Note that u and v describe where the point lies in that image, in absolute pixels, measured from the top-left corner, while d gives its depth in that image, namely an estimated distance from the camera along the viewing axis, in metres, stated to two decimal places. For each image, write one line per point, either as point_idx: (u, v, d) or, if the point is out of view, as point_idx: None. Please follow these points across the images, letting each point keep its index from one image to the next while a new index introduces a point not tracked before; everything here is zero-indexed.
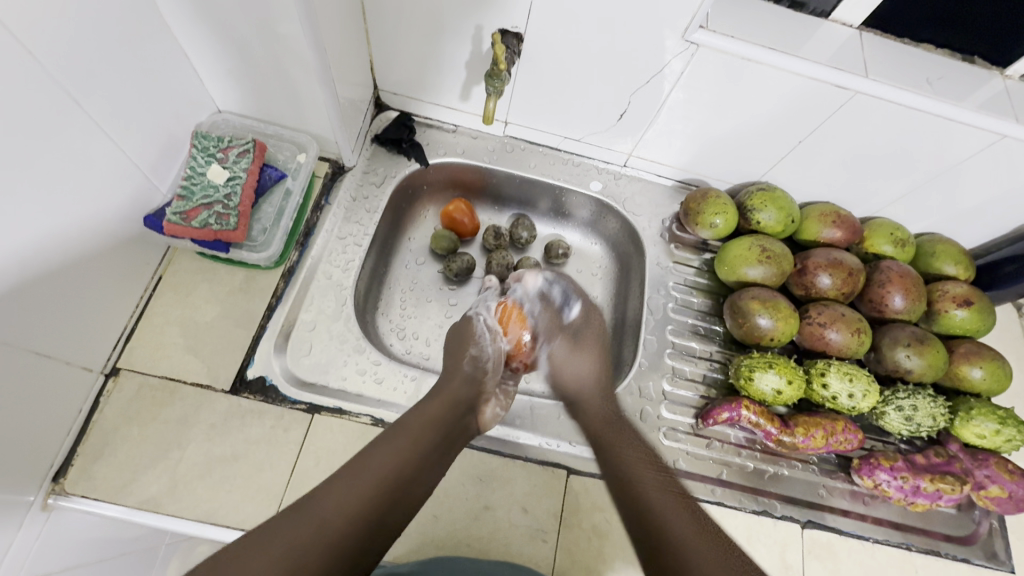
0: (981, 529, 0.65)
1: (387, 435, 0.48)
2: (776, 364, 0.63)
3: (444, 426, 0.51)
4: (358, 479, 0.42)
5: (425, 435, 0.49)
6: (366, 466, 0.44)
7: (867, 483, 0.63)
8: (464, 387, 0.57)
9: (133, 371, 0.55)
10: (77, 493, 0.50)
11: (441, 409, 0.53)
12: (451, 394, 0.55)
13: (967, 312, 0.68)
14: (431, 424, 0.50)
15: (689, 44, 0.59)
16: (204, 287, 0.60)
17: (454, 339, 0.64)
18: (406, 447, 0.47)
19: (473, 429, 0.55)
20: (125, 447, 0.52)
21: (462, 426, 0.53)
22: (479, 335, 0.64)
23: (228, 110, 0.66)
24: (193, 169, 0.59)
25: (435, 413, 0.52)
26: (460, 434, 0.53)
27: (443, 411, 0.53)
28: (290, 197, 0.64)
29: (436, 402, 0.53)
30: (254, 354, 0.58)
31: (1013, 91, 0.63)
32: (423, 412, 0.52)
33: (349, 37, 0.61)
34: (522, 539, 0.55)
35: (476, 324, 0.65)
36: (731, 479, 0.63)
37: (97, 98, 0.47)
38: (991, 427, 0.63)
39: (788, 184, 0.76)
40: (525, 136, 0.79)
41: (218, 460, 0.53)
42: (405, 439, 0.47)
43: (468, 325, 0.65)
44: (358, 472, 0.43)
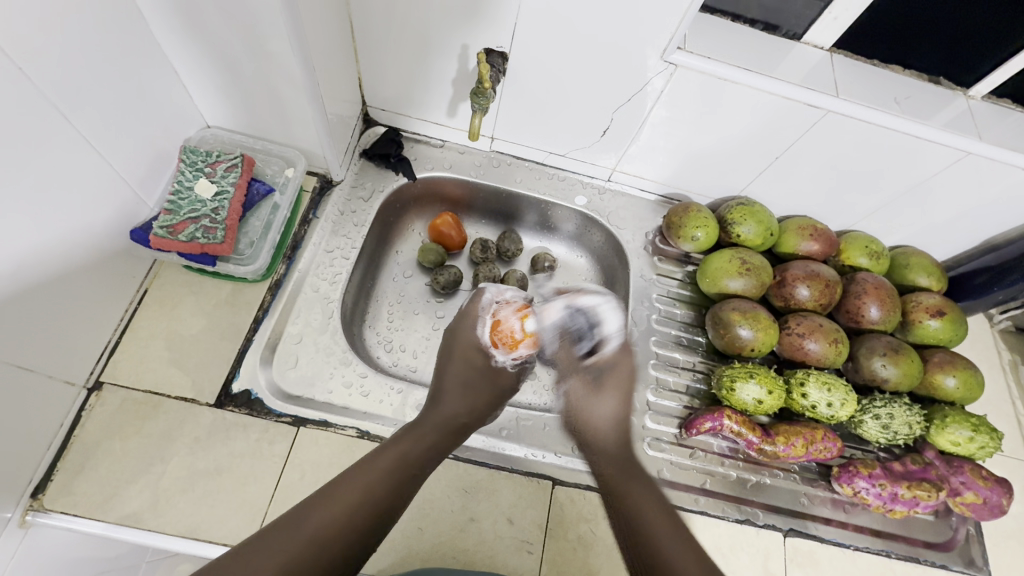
0: (959, 536, 0.66)
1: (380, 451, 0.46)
2: (757, 374, 0.64)
3: (434, 450, 0.48)
4: None
5: (413, 451, 0.47)
6: None
7: (846, 491, 0.64)
8: (456, 407, 0.53)
9: (117, 385, 0.55)
10: (56, 509, 0.49)
11: (432, 430, 0.50)
12: (443, 416, 0.52)
13: (941, 323, 0.70)
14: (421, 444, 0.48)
15: (668, 64, 0.61)
16: (190, 300, 0.60)
17: (458, 357, 0.57)
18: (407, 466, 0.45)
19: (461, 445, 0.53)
20: (107, 461, 0.52)
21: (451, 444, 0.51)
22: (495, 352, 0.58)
23: (217, 125, 0.67)
24: (180, 183, 0.60)
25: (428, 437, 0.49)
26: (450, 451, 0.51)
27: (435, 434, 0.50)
28: (277, 211, 0.65)
29: (427, 424, 0.50)
30: (240, 367, 0.58)
31: (976, 110, 0.66)
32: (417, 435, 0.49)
33: (338, 54, 0.62)
34: (508, 551, 0.55)
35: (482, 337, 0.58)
36: (715, 488, 0.63)
37: (86, 115, 0.48)
38: (965, 434, 0.64)
39: (766, 198, 0.78)
40: (512, 152, 0.80)
41: (202, 474, 0.53)
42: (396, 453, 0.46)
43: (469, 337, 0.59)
44: (348, 481, 0.42)
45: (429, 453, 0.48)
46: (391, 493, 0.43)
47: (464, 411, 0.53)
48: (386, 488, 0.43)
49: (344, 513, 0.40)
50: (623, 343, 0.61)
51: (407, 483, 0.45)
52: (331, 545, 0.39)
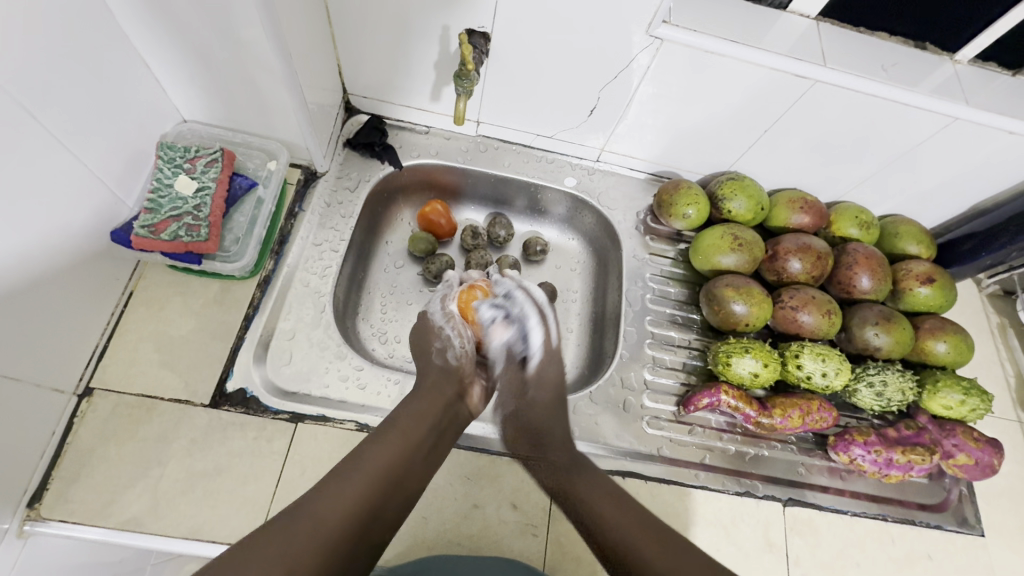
0: (952, 497, 0.67)
1: (377, 432, 0.48)
2: (752, 348, 0.65)
3: (434, 421, 0.51)
4: (354, 478, 0.43)
5: (411, 430, 0.49)
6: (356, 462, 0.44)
7: (843, 459, 0.64)
8: (445, 379, 0.56)
9: (107, 391, 0.54)
10: (54, 518, 0.49)
11: (430, 402, 0.52)
12: (435, 388, 0.54)
13: (930, 290, 0.71)
14: (419, 418, 0.50)
15: (654, 39, 0.60)
16: (177, 300, 0.59)
17: (419, 337, 0.61)
18: (398, 442, 0.47)
19: (463, 416, 0.55)
20: (104, 467, 0.51)
21: (450, 414, 0.53)
22: (439, 328, 0.61)
23: (193, 119, 0.64)
24: (159, 180, 0.58)
25: (422, 406, 0.52)
26: (451, 425, 0.53)
27: (430, 405, 0.52)
28: (262, 205, 0.63)
29: (422, 396, 0.53)
30: (233, 366, 0.57)
31: (963, 76, 0.66)
32: (409, 407, 0.51)
33: (315, 41, 0.61)
34: (513, 535, 0.55)
35: (434, 317, 0.61)
36: (714, 463, 0.64)
37: (56, 115, 0.46)
38: (957, 398, 0.65)
39: (755, 173, 0.78)
40: (497, 136, 0.79)
41: (201, 475, 0.52)
42: (394, 432, 0.48)
43: (427, 320, 0.62)
44: (354, 466, 0.44)
45: (430, 433, 0.50)
46: (390, 473, 0.44)
47: (457, 383, 0.56)
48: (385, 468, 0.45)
49: (345, 507, 0.41)
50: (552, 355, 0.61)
51: (411, 456, 0.47)
52: (339, 530, 0.39)
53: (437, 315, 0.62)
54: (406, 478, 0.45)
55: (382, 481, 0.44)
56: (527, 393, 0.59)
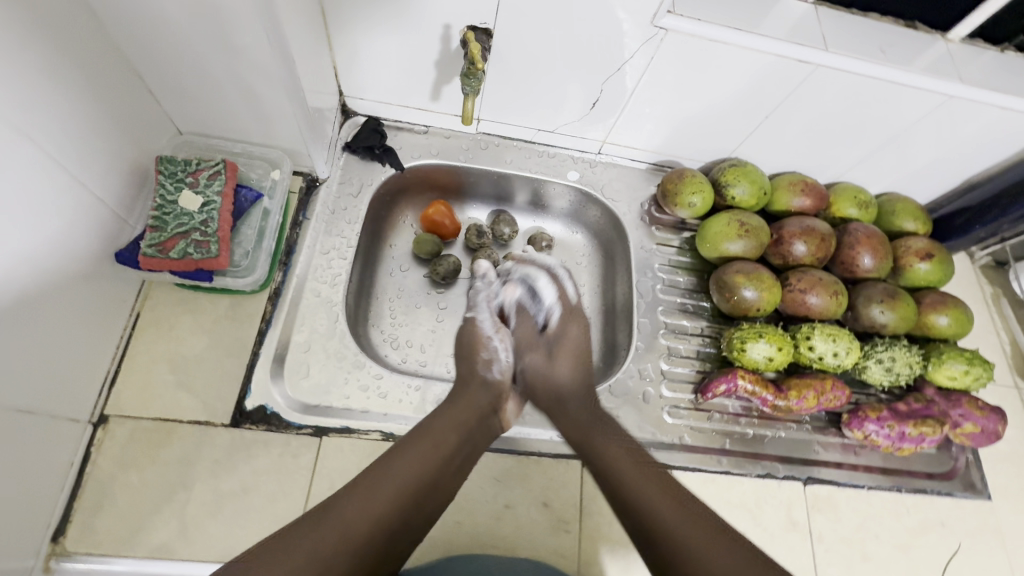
0: (959, 464, 0.70)
1: (412, 437, 0.50)
2: (766, 333, 0.66)
3: (468, 433, 0.52)
4: (384, 487, 0.45)
5: (448, 440, 0.50)
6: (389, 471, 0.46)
7: (857, 435, 0.66)
8: (485, 389, 0.58)
9: (123, 417, 0.52)
10: (80, 551, 0.47)
11: (465, 413, 0.54)
12: (473, 398, 0.56)
13: (930, 265, 0.74)
14: (455, 428, 0.52)
15: (658, 29, 0.59)
16: (187, 318, 0.57)
17: (463, 347, 0.62)
18: (432, 455, 0.48)
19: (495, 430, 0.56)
20: (127, 496, 0.50)
21: (485, 427, 0.55)
22: (486, 338, 0.62)
23: (189, 131, 0.62)
24: (162, 197, 0.55)
25: (460, 415, 0.53)
26: (483, 438, 0.54)
27: (467, 415, 0.54)
28: (269, 217, 0.62)
29: (461, 405, 0.54)
30: (250, 383, 0.56)
31: (955, 53, 0.67)
32: (448, 416, 0.53)
33: (311, 44, 0.59)
34: (546, 533, 0.55)
35: (482, 326, 0.63)
36: (734, 448, 0.65)
37: (50, 135, 0.44)
38: (961, 368, 0.67)
39: (756, 158, 0.78)
40: (498, 132, 0.78)
41: (227, 496, 0.51)
42: (430, 443, 0.49)
43: (473, 328, 0.63)
44: (382, 474, 0.46)
45: (462, 445, 0.51)
46: (419, 485, 0.46)
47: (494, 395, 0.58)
48: (416, 481, 0.46)
49: (374, 516, 0.43)
50: (569, 316, 0.64)
51: (440, 471, 0.48)
52: (366, 540, 0.42)
53: (483, 324, 0.63)
54: (431, 492, 0.47)
55: (412, 494, 0.46)
56: (554, 358, 0.61)
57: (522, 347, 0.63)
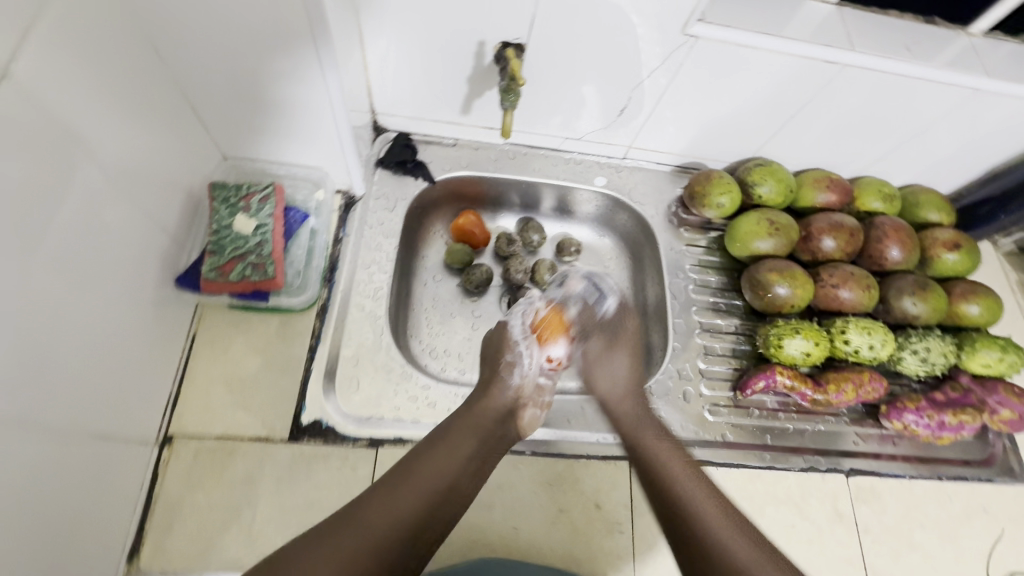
0: (997, 450, 0.70)
1: (432, 441, 0.50)
2: (802, 329, 0.67)
3: (488, 438, 0.53)
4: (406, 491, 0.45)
5: (466, 444, 0.51)
6: (409, 475, 0.46)
7: (896, 426, 0.67)
8: (506, 394, 0.58)
9: (186, 437, 0.54)
10: (154, 570, 0.49)
11: (484, 418, 0.54)
12: (495, 401, 0.56)
13: (958, 255, 0.75)
14: (473, 430, 0.52)
15: (689, 37, 0.61)
16: (241, 338, 0.59)
17: (490, 349, 0.64)
18: (448, 458, 0.49)
19: (517, 434, 0.57)
20: (195, 514, 0.51)
21: (504, 432, 0.55)
22: (514, 342, 0.63)
23: (233, 155, 0.63)
24: (217, 222, 0.57)
25: (476, 419, 0.54)
26: (501, 443, 0.55)
27: (483, 419, 0.54)
28: (316, 236, 0.66)
29: (477, 408, 0.55)
30: (305, 399, 0.57)
31: (978, 47, 0.68)
32: (466, 419, 0.53)
33: (350, 67, 0.60)
34: (600, 535, 0.57)
35: (513, 330, 0.64)
36: (775, 443, 0.66)
37: (116, 168, 0.46)
38: (995, 356, 0.68)
39: (780, 156, 0.79)
40: (525, 142, 0.79)
41: (291, 511, 0.52)
42: (445, 445, 0.50)
43: (503, 332, 0.64)
44: (404, 475, 0.46)
45: (480, 448, 0.52)
46: (439, 485, 0.46)
47: (515, 399, 0.58)
48: (433, 482, 0.46)
49: (393, 515, 0.43)
50: (616, 341, 0.66)
51: (459, 474, 0.48)
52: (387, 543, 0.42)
53: (515, 328, 0.64)
54: (451, 492, 0.47)
55: (430, 497, 0.45)
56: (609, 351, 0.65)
57: (587, 330, 0.67)
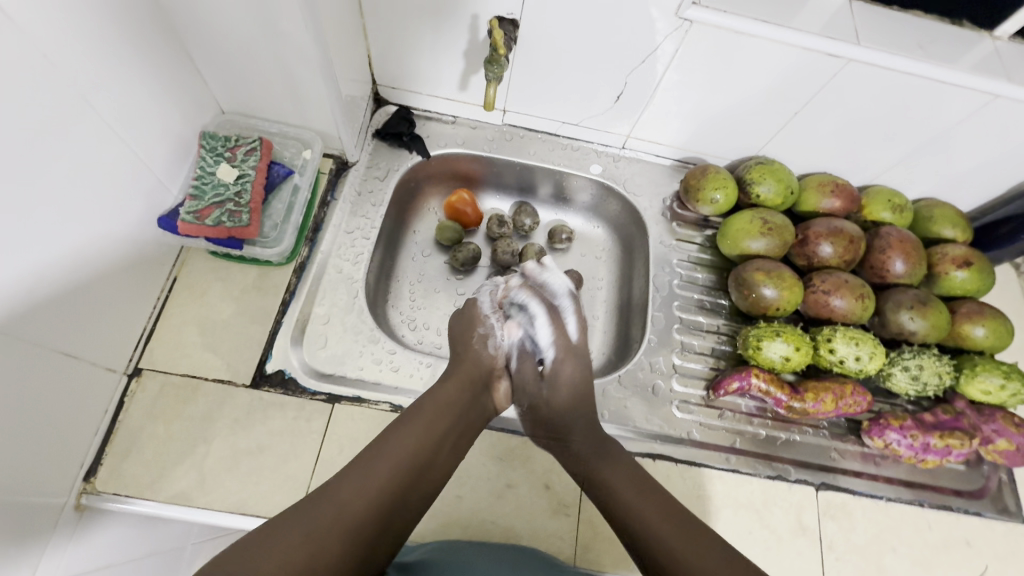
0: (991, 484, 0.66)
1: (407, 416, 0.51)
2: (783, 332, 0.64)
3: (459, 411, 0.54)
4: (381, 471, 0.46)
5: (439, 420, 0.52)
6: (380, 452, 0.47)
7: (877, 443, 0.64)
8: (479, 369, 0.59)
9: (155, 371, 0.56)
10: (108, 491, 0.51)
11: (456, 392, 0.55)
12: (467, 376, 0.57)
13: (967, 273, 0.70)
14: (448, 406, 0.53)
15: (683, 21, 0.59)
16: (218, 285, 0.61)
17: (459, 323, 0.63)
18: (423, 433, 0.50)
19: (491, 409, 0.58)
20: (153, 444, 0.53)
21: (479, 405, 0.56)
22: (484, 317, 0.62)
23: (231, 110, 0.66)
24: (202, 169, 0.60)
25: (453, 395, 0.54)
26: (477, 416, 0.56)
27: (459, 394, 0.55)
28: (298, 192, 0.65)
29: (453, 383, 0.56)
30: (272, 349, 0.59)
31: (1003, 52, 0.64)
32: (441, 395, 0.54)
33: (348, 33, 0.62)
34: (545, 515, 0.56)
35: (482, 305, 0.63)
36: (744, 447, 0.64)
37: (111, 108, 0.48)
38: (996, 382, 0.64)
39: (784, 157, 0.77)
40: (523, 124, 0.80)
41: (243, 453, 0.54)
42: (421, 420, 0.50)
43: (472, 307, 0.63)
44: (379, 451, 0.47)
45: (455, 424, 0.53)
46: (413, 461, 0.47)
47: (488, 371, 0.59)
48: (407, 458, 0.47)
49: (366, 498, 0.44)
50: (567, 354, 0.62)
51: (433, 448, 0.50)
52: (358, 524, 0.42)
53: (484, 304, 0.63)
54: (426, 469, 0.49)
55: (405, 474, 0.47)
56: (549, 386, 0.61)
57: (558, 355, 0.62)
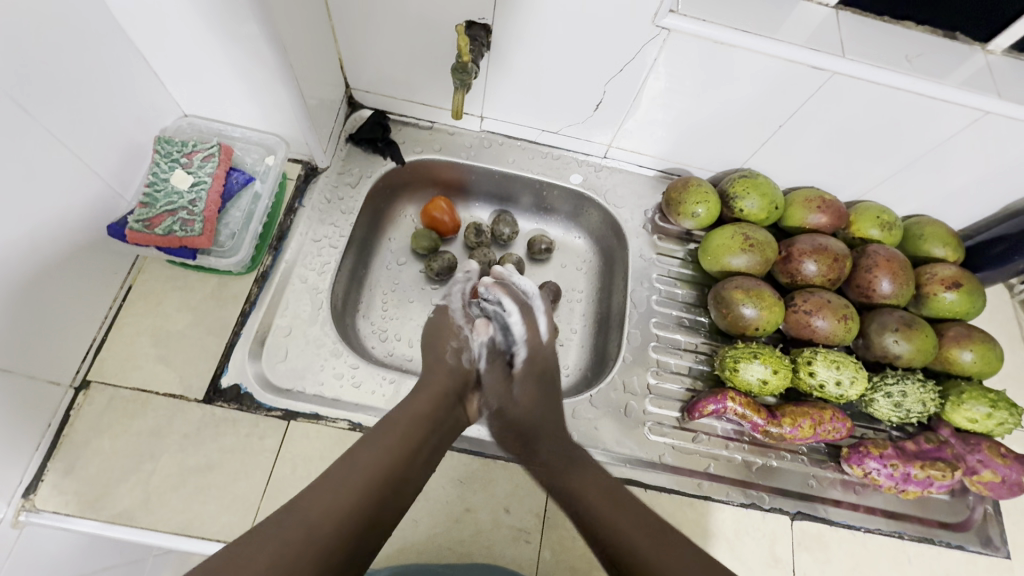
0: (975, 516, 0.63)
1: (374, 431, 0.46)
2: (761, 354, 0.62)
3: (435, 424, 0.50)
4: (352, 484, 0.41)
5: (414, 434, 0.47)
6: (351, 466, 0.42)
7: (857, 472, 0.61)
8: (452, 380, 0.55)
9: (103, 383, 0.54)
10: (47, 509, 0.49)
11: (430, 405, 0.51)
12: (440, 389, 0.53)
13: (957, 295, 0.67)
14: (419, 419, 0.49)
15: (660, 29, 0.57)
16: (175, 294, 0.59)
17: (433, 332, 0.61)
18: (396, 446, 0.45)
19: (464, 423, 0.54)
20: (97, 461, 0.51)
21: (452, 418, 0.52)
22: (458, 326, 0.61)
23: (194, 114, 0.64)
24: (155, 174, 0.58)
25: (424, 408, 0.50)
26: (450, 431, 0.52)
27: (430, 407, 0.51)
28: (258, 200, 0.62)
29: (424, 397, 0.51)
30: (227, 362, 0.57)
31: (995, 67, 0.61)
32: (410, 408, 0.50)
33: (313, 35, 0.60)
34: (505, 541, 0.54)
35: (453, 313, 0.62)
36: (718, 473, 0.61)
37: (53, 111, 0.46)
38: (983, 411, 0.61)
39: (770, 170, 0.74)
40: (503, 131, 0.77)
41: (191, 471, 0.52)
42: (394, 434, 0.46)
43: (444, 315, 0.62)
44: (351, 466, 0.42)
45: (430, 438, 0.48)
46: (387, 477, 0.43)
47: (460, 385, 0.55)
48: (379, 471, 0.42)
49: (338, 511, 0.39)
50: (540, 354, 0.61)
51: (408, 460, 0.45)
52: (328, 540, 0.37)
53: (455, 311, 0.63)
54: (402, 483, 0.44)
55: (379, 488, 0.42)
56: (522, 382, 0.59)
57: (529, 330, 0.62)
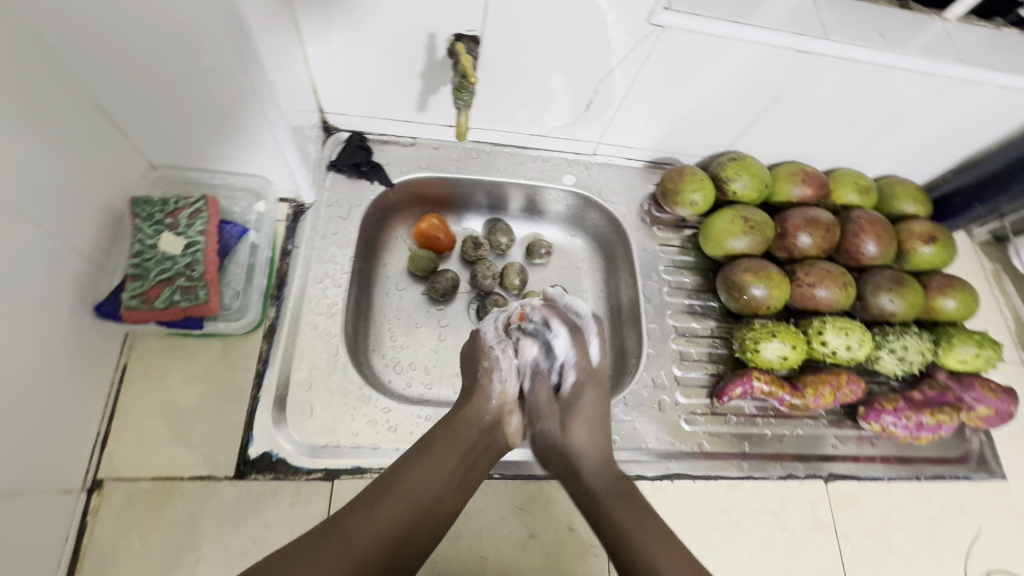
0: (974, 446, 0.70)
1: (415, 451, 0.47)
2: (778, 332, 0.64)
3: (472, 442, 0.50)
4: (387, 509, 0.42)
5: (450, 453, 0.48)
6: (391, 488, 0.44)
7: (875, 427, 0.66)
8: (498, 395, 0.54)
9: (119, 479, 0.49)
10: None
11: (470, 421, 0.51)
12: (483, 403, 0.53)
13: (934, 248, 0.73)
14: (459, 436, 0.49)
15: (654, 27, 0.57)
16: (179, 367, 0.54)
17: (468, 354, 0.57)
18: (432, 469, 0.46)
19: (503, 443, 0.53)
20: (131, 565, 0.47)
21: (491, 437, 0.52)
22: (489, 347, 0.55)
23: (162, 165, 0.57)
24: (141, 241, 0.53)
25: (465, 422, 0.50)
26: (488, 452, 0.51)
27: (471, 425, 0.51)
28: (256, 252, 0.60)
29: (466, 410, 0.52)
30: (252, 430, 0.53)
31: (953, 33, 0.65)
32: (452, 424, 0.50)
33: (287, 64, 0.55)
34: (574, 557, 0.54)
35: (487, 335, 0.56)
36: (754, 451, 0.64)
37: (15, 190, 0.40)
38: (972, 351, 0.67)
39: (754, 149, 0.76)
40: (488, 139, 0.75)
41: (239, 554, 0.48)
42: (430, 455, 0.47)
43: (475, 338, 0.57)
44: (383, 492, 0.44)
45: (467, 457, 0.49)
46: (421, 501, 0.44)
47: (500, 408, 0.53)
48: (414, 498, 0.44)
49: (375, 538, 0.41)
50: (587, 378, 0.55)
51: (443, 484, 0.46)
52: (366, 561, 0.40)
53: (488, 333, 0.57)
54: (436, 505, 0.45)
55: (414, 510, 0.43)
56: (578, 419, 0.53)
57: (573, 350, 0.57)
